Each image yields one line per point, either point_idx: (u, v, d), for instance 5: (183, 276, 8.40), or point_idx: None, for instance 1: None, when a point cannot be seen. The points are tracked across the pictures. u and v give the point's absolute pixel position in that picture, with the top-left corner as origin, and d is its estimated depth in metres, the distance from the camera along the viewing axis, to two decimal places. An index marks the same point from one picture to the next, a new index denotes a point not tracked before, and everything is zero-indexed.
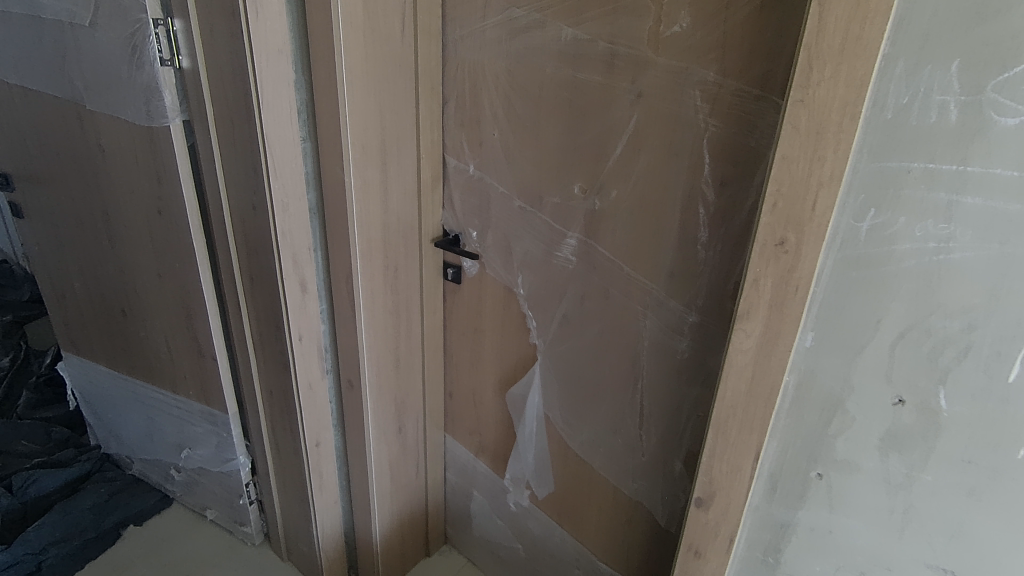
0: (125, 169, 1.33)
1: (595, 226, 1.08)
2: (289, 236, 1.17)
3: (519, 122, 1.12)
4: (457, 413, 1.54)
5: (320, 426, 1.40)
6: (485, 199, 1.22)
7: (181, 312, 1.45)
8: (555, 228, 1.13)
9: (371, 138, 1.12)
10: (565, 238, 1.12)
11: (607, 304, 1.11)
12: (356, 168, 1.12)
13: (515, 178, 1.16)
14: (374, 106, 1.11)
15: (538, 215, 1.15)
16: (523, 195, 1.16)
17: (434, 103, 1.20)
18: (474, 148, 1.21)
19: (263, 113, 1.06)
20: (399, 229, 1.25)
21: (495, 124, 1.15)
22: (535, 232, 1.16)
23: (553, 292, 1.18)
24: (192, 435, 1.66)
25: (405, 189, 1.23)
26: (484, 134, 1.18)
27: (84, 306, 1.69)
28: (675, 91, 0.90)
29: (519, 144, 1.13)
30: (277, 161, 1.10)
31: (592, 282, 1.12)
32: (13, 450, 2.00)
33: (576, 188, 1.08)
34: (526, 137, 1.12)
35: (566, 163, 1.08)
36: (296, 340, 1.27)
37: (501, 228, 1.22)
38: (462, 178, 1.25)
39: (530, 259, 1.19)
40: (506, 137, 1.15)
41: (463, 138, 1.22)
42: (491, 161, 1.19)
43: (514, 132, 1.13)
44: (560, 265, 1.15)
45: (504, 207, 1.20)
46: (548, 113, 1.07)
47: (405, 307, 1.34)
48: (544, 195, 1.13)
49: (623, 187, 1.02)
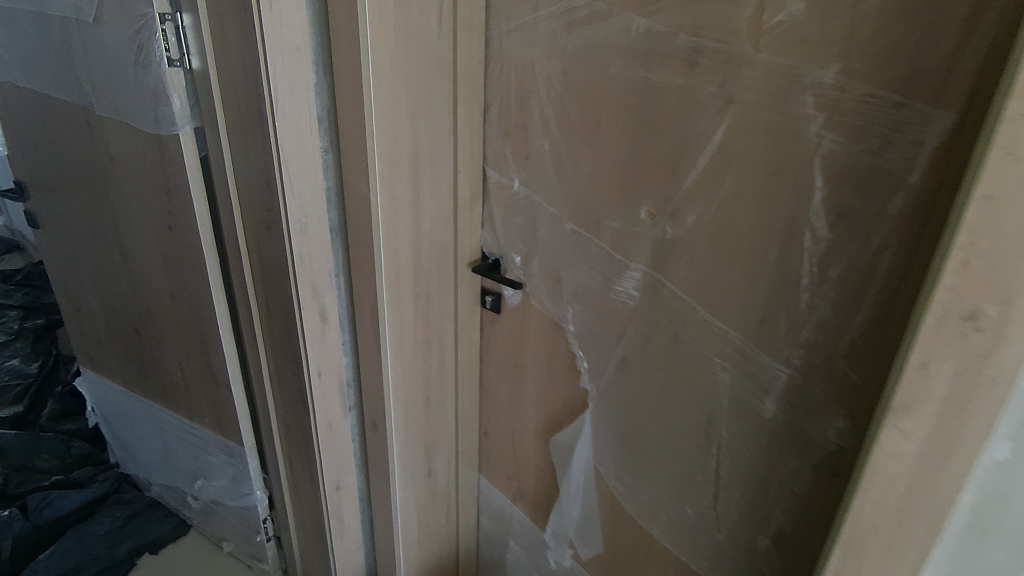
0: (135, 181, 1.21)
1: (664, 259, 0.89)
2: (308, 260, 1.03)
3: (574, 133, 0.95)
4: (492, 454, 1.38)
5: (341, 467, 1.25)
6: (531, 221, 1.06)
7: (195, 336, 1.33)
8: (614, 258, 0.95)
9: (402, 150, 0.97)
10: (627, 271, 0.95)
11: (674, 352, 0.93)
12: (383, 184, 0.96)
13: (568, 199, 0.99)
14: (406, 113, 0.95)
15: (594, 242, 0.97)
16: (576, 219, 0.99)
17: (474, 109, 1.03)
18: (520, 162, 1.04)
19: (278, 121, 0.91)
20: (432, 252, 1.09)
21: (546, 134, 0.98)
22: (590, 262, 0.99)
23: (609, 333, 1.01)
24: (208, 465, 1.54)
25: (440, 207, 1.07)
26: (532, 145, 1.01)
27: (99, 322, 1.59)
28: (779, 96, 0.72)
29: (575, 159, 0.96)
30: (294, 176, 0.96)
31: (657, 324, 0.94)
32: (34, 466, 1.97)
33: (642, 212, 0.90)
34: (583, 150, 0.94)
35: (632, 182, 0.90)
36: (315, 376, 1.13)
37: (549, 253, 1.05)
38: (505, 196, 1.08)
39: (583, 292, 1.02)
40: (559, 150, 0.97)
41: (508, 150, 1.05)
42: (539, 177, 1.02)
43: (568, 145, 0.96)
44: (619, 302, 0.98)
45: (552, 232, 1.03)
46: (611, 122, 0.89)
47: (437, 339, 1.18)
48: (602, 219, 0.95)
49: (702, 213, 0.83)
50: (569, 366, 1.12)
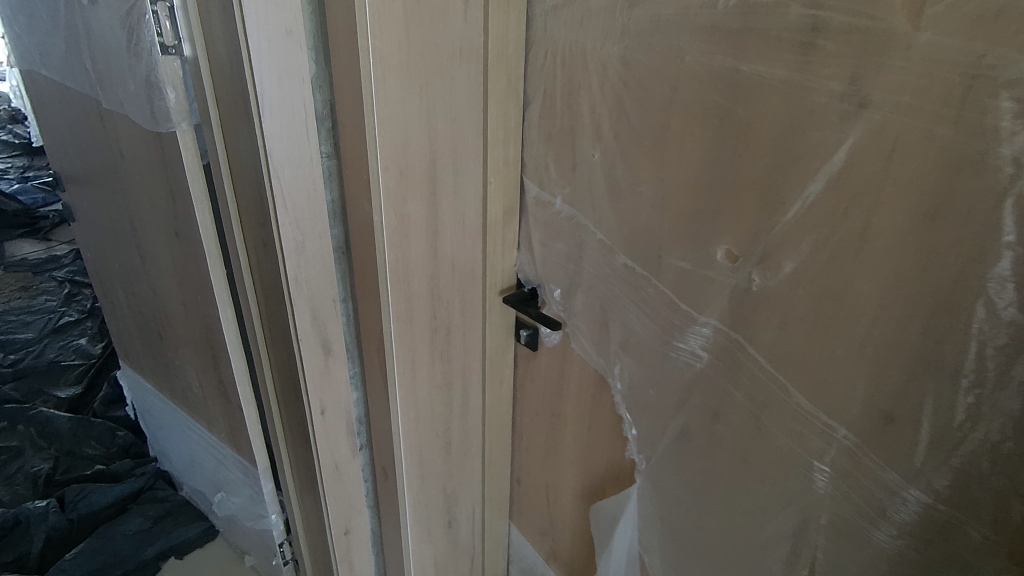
0: (144, 181, 1.10)
1: (746, 316, 0.66)
2: (306, 285, 0.87)
3: (633, 141, 0.72)
4: (525, 507, 1.19)
5: (350, 511, 1.10)
6: (574, 250, 0.85)
7: (207, 349, 1.22)
8: (677, 307, 0.73)
9: (415, 158, 0.78)
10: (694, 326, 0.72)
11: (752, 438, 0.70)
12: (389, 199, 0.79)
13: (621, 225, 0.77)
14: (419, 112, 0.76)
15: (652, 283, 0.75)
16: (630, 252, 0.77)
17: (511, 106, 0.83)
18: (564, 174, 0.82)
19: (265, 122, 0.75)
20: (454, 279, 0.90)
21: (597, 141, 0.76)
22: (646, 308, 0.77)
23: (666, 398, 0.79)
24: (227, 478, 1.45)
25: (465, 226, 0.87)
26: (579, 154, 0.79)
27: (130, 321, 1.54)
28: (947, 101, 0.46)
29: (632, 175, 0.74)
30: (287, 187, 0.79)
31: (731, 398, 0.71)
32: (82, 454, 2.00)
33: (719, 252, 0.67)
34: (644, 164, 0.72)
35: (708, 211, 0.67)
36: (318, 414, 0.97)
37: (595, 290, 0.84)
38: (545, 214, 0.87)
39: (636, 343, 0.80)
40: (613, 162, 0.75)
41: (550, 158, 0.84)
42: (586, 194, 0.80)
43: (624, 156, 0.74)
44: (681, 363, 0.75)
45: (599, 265, 0.82)
46: (683, 129, 0.66)
47: (461, 378, 1.00)
48: (665, 256, 0.73)
49: (807, 262, 0.59)
50: (615, 426, 0.90)
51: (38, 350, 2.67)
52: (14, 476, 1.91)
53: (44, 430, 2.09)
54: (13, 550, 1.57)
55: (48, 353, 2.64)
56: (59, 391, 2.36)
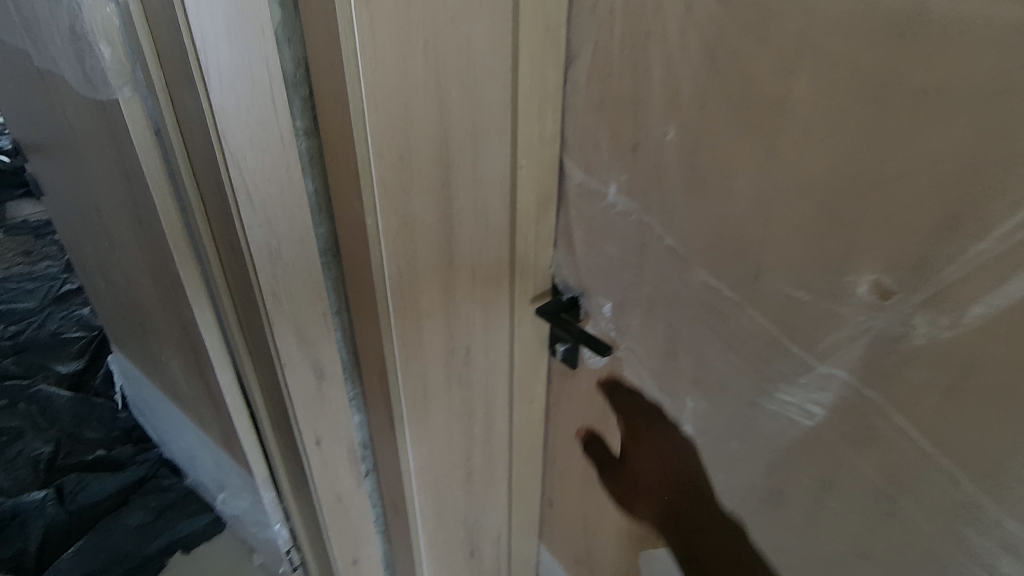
0: (97, 157, 0.90)
1: (892, 375, 0.46)
2: (287, 301, 0.68)
3: (727, 116, 0.50)
4: (557, 532, 1.03)
5: (357, 541, 0.96)
6: (632, 257, 0.65)
7: (189, 351, 1.05)
8: (781, 348, 0.53)
9: (419, 138, 0.57)
10: (806, 375, 0.52)
11: (883, 523, 0.52)
12: (386, 194, 0.58)
13: (703, 232, 0.56)
14: (424, 76, 0.55)
15: (745, 312, 0.55)
16: (714, 267, 0.57)
17: (549, 63, 0.60)
18: (621, 157, 0.61)
19: (214, 94, 0.54)
20: (473, 290, 0.71)
21: (670, 114, 0.54)
22: (733, 344, 0.58)
23: (753, 455, 0.61)
24: (227, 480, 1.32)
25: (489, 223, 0.67)
26: (644, 131, 0.57)
27: (111, 308, 1.38)
28: None
29: (723, 165, 0.52)
30: (252, 179, 0.60)
31: (853, 472, 0.53)
32: (84, 436, 1.88)
33: (861, 284, 0.46)
34: (744, 148, 0.50)
35: (846, 223, 0.45)
36: (313, 446, 0.81)
37: (660, 309, 0.64)
38: (593, 208, 0.67)
39: (715, 383, 0.62)
40: (693, 145, 0.54)
41: (601, 135, 0.62)
42: (653, 186, 0.59)
43: (712, 136, 0.52)
44: (779, 417, 0.57)
45: (666, 279, 0.62)
46: (812, 100, 0.44)
47: (484, 401, 0.82)
48: (770, 279, 0.52)
49: (1016, 315, 0.38)
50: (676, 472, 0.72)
51: (40, 321, 2.55)
52: (15, 461, 1.82)
53: (44, 410, 1.97)
54: (10, 546, 1.48)
55: (48, 325, 2.51)
56: (61, 365, 2.24)
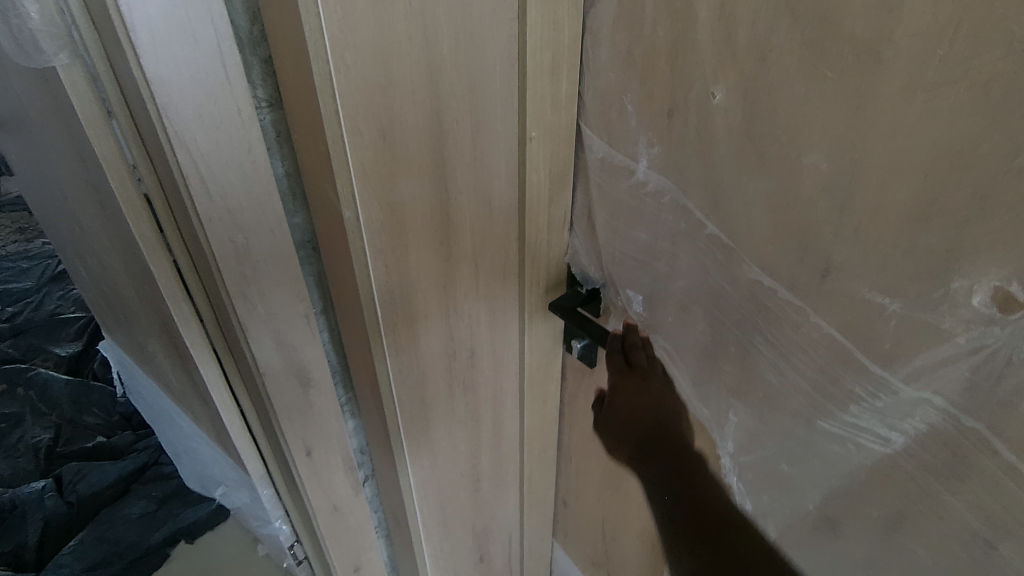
0: (48, 133, 0.79)
1: (1003, 411, 0.36)
2: (261, 301, 0.59)
3: (796, 70, 0.38)
4: (573, 536, 0.95)
5: (358, 548, 0.89)
6: (665, 244, 0.54)
7: (172, 345, 0.96)
8: (850, 363, 0.43)
9: (404, 108, 0.46)
10: (886, 398, 0.42)
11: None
12: (367, 179, 0.48)
13: (757, 218, 0.45)
14: (407, 28, 0.43)
15: (809, 319, 0.45)
16: (767, 261, 0.46)
17: (564, 8, 0.48)
18: (652, 126, 0.49)
19: (145, 58, 0.44)
20: (476, 284, 0.61)
21: (719, 70, 0.43)
22: (789, 354, 0.47)
23: (808, 480, 0.51)
24: (225, 473, 1.24)
25: (493, 207, 0.56)
26: (683, 93, 0.46)
27: (94, 295, 1.28)
28: None
29: (789, 133, 0.40)
30: (206, 163, 0.49)
31: (936, 517, 0.43)
32: (82, 423, 1.81)
33: (975, 292, 0.35)
34: (817, 112, 0.38)
35: (957, 214, 0.34)
36: (303, 457, 0.73)
37: (698, 307, 0.54)
38: (617, 186, 0.56)
39: (765, 396, 0.52)
40: (749, 110, 0.42)
41: (628, 98, 0.50)
42: (691, 161, 0.48)
43: (775, 96, 0.40)
44: (843, 442, 0.47)
45: (704, 273, 0.52)
46: (921, 42, 0.32)
47: (491, 404, 0.73)
48: (843, 280, 0.41)
49: None
50: None
51: (37, 301, 2.37)
52: (15, 448, 1.73)
53: (43, 395, 1.89)
54: (9, 542, 1.45)
55: (48, 305, 2.34)
56: (58, 348, 2.10)
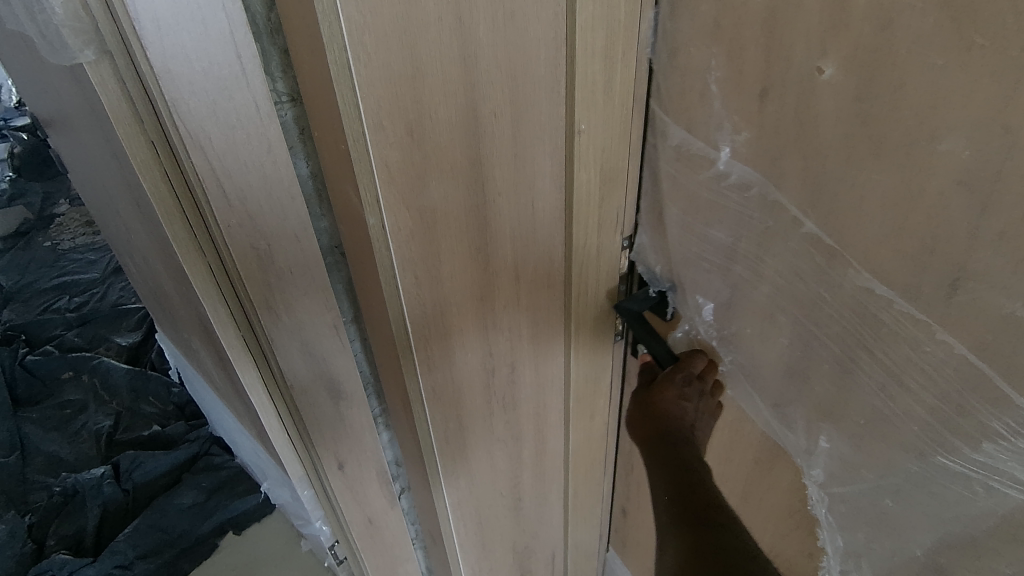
0: (87, 131, 0.77)
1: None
2: (287, 312, 0.55)
3: (932, 32, 0.30)
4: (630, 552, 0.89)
5: (394, 561, 0.85)
6: (747, 241, 0.46)
7: (211, 345, 0.94)
8: (987, 391, 0.34)
9: (434, 100, 0.41)
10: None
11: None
12: (392, 183, 0.43)
13: (869, 215, 0.36)
14: (435, 7, 0.37)
15: (932, 339, 0.36)
16: (882, 266, 0.37)
17: None
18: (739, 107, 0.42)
19: (152, 50, 0.39)
20: (517, 295, 0.55)
21: (830, 36, 0.35)
22: (902, 374, 0.38)
23: (918, 525, 0.42)
24: (268, 470, 1.23)
25: (536, 210, 0.50)
26: (782, 67, 0.38)
27: (143, 291, 1.29)
28: None
29: (917, 112, 0.32)
30: (223, 164, 0.45)
31: None
32: (140, 411, 1.84)
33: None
34: (957, 84, 0.30)
35: None
36: (336, 470, 0.69)
37: (786, 312, 0.46)
38: (693, 176, 0.49)
39: (859, 426, 0.43)
40: (866, 85, 0.34)
41: (711, 74, 0.43)
42: (784, 148, 0.40)
43: (899, 64, 0.32)
44: (969, 484, 0.37)
45: (791, 276, 0.44)
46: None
47: (534, 421, 0.67)
48: (983, 292, 0.32)
49: None
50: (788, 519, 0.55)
51: (101, 291, 2.41)
52: (79, 434, 1.79)
53: (104, 383, 1.93)
54: (71, 525, 1.51)
55: (110, 295, 2.37)
56: (119, 337, 2.13)
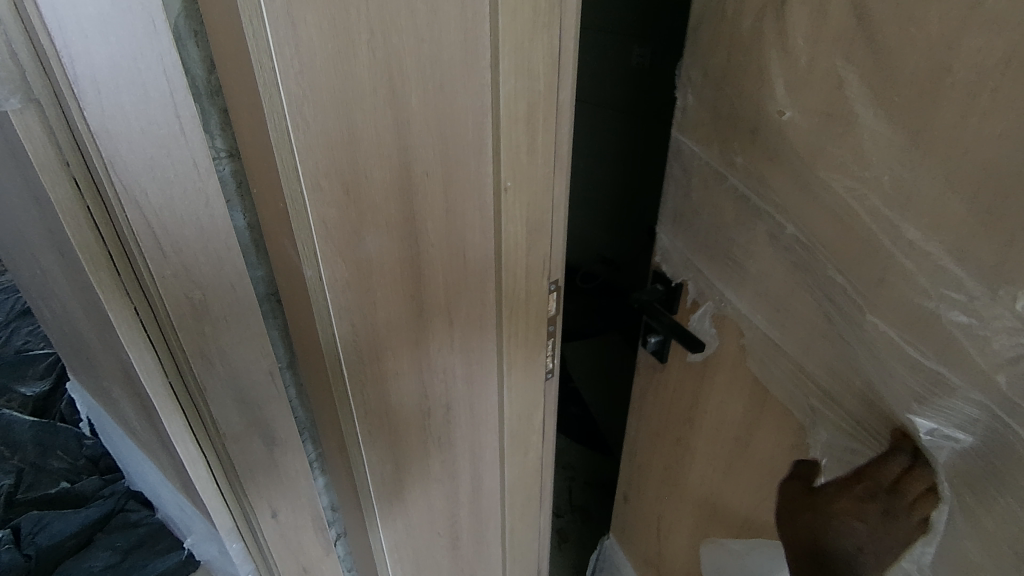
0: (6, 176, 0.75)
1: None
2: (221, 360, 0.55)
3: (855, 96, 0.46)
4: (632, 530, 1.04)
5: None
6: (740, 253, 0.62)
7: (134, 395, 0.90)
8: (887, 357, 0.48)
9: (369, 163, 0.44)
10: (933, 396, 0.46)
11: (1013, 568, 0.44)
12: (329, 237, 0.45)
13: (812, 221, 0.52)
14: (369, 78, 0.41)
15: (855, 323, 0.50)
16: (820, 260, 0.52)
17: (538, 58, 0.47)
18: (738, 145, 0.58)
19: (89, 111, 0.41)
20: (450, 340, 0.58)
21: (788, 96, 0.51)
22: (839, 350, 0.52)
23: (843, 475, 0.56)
24: (193, 524, 1.17)
25: (469, 260, 0.54)
26: (761, 113, 0.55)
27: (58, 339, 1.22)
28: None
29: (847, 147, 0.47)
30: (159, 219, 0.46)
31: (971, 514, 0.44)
32: (46, 468, 1.69)
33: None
34: (872, 131, 0.45)
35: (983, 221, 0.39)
36: (269, 521, 0.68)
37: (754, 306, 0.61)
38: (702, 193, 0.65)
39: (818, 397, 0.56)
40: (815, 128, 0.50)
41: (718, 118, 0.60)
42: (765, 176, 0.56)
43: (842, 115, 0.47)
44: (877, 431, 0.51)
45: (765, 278, 0.59)
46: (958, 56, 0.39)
47: (471, 461, 0.69)
48: (888, 283, 0.46)
49: None
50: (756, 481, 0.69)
51: (4, 336, 2.22)
52: None
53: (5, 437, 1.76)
54: None
55: (14, 341, 2.19)
56: (24, 386, 1.96)
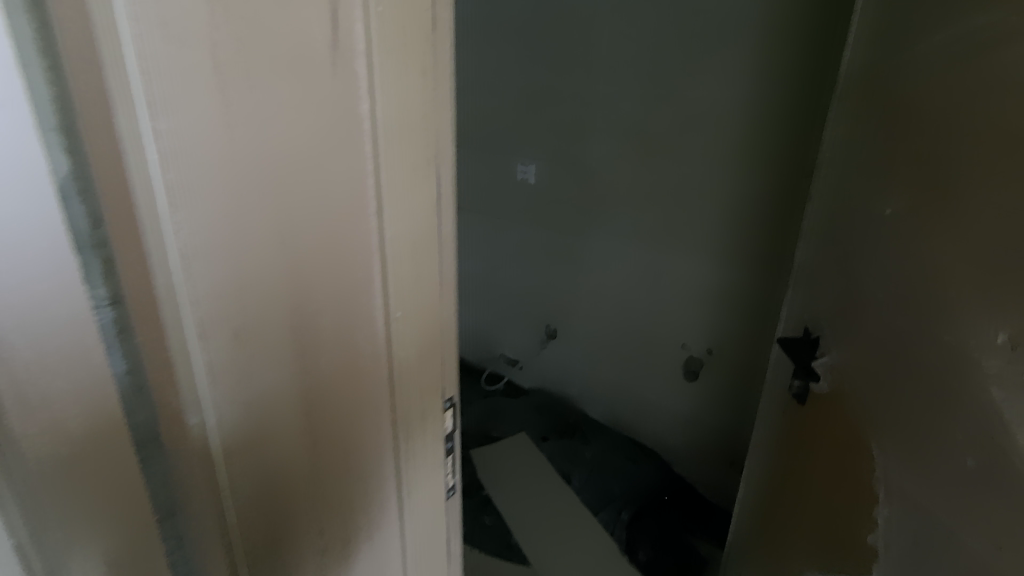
0: None
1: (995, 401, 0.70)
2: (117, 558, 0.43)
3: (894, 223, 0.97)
4: (741, 523, 1.69)
5: None
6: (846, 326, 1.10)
7: None
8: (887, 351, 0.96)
9: (259, 307, 0.46)
10: (956, 402, 0.77)
11: (927, 553, 0.83)
12: (220, 381, 0.45)
13: (833, 287, 1.18)
14: (263, 229, 0.44)
15: (862, 336, 1.04)
16: (840, 304, 1.14)
17: (421, 203, 0.56)
18: (839, 260, 1.17)
19: None
20: (345, 469, 0.57)
21: (876, 218, 1.03)
22: (861, 346, 1.04)
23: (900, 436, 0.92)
24: None
25: (363, 389, 0.56)
26: (837, 237, 1.19)
27: None
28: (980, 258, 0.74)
29: (876, 245, 1.02)
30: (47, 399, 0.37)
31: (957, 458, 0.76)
32: None
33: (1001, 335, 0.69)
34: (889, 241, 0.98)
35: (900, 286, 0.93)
36: None
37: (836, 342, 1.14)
38: (817, 285, 1.26)
39: (874, 395, 1.00)
40: (856, 245, 1.10)
41: (826, 240, 1.24)
42: (829, 276, 1.21)
43: (875, 234, 1.03)
44: (881, 403, 0.98)
45: (837, 321, 1.15)
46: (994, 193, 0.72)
47: None
48: (871, 307, 1.02)
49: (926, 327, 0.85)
50: (845, 444, 1.10)
51: None
52: None
53: None
54: None
55: None
56: None
